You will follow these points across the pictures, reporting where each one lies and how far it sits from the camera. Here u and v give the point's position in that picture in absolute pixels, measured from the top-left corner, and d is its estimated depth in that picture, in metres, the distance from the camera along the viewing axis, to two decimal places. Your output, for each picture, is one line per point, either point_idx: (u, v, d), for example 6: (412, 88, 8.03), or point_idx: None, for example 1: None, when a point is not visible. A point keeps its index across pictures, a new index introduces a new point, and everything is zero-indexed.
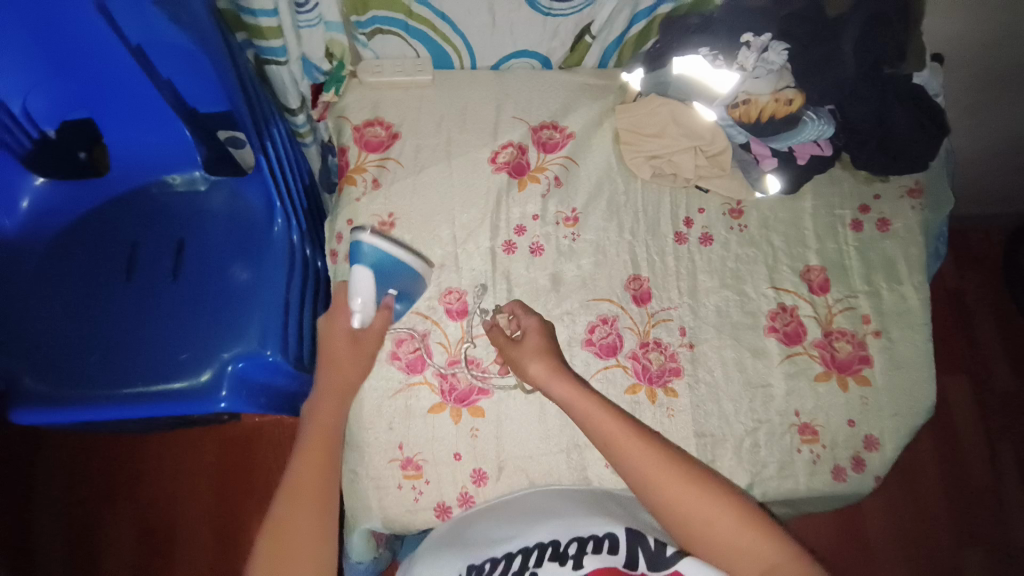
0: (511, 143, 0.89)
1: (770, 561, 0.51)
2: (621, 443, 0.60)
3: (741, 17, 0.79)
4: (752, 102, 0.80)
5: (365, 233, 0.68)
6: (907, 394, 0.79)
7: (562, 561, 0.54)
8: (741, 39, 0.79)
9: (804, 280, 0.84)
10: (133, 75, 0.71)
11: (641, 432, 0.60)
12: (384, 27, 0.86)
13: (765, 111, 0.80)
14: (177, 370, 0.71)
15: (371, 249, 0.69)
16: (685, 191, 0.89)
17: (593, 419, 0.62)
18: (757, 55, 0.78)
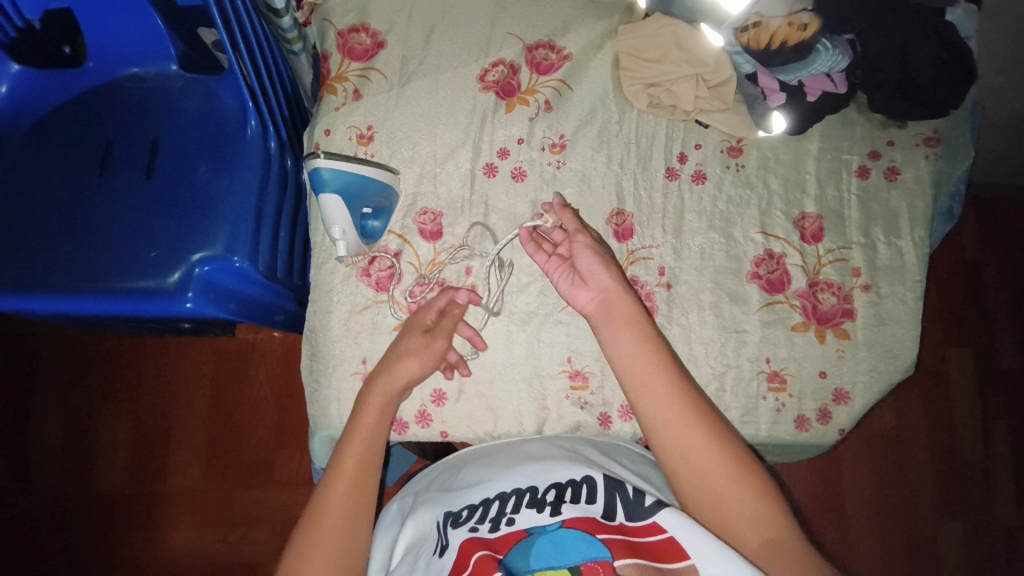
0: (502, 61, 0.84)
1: (764, 536, 0.51)
2: (651, 381, 0.60)
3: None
4: (763, 25, 0.72)
5: (319, 159, 0.71)
6: (887, 351, 0.77)
7: (540, 508, 0.56)
8: None
9: (796, 227, 0.80)
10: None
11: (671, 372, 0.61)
12: None
13: (775, 37, 0.72)
14: (145, 267, 0.71)
15: (331, 172, 0.71)
16: (684, 124, 0.84)
17: (634, 352, 0.62)
18: None
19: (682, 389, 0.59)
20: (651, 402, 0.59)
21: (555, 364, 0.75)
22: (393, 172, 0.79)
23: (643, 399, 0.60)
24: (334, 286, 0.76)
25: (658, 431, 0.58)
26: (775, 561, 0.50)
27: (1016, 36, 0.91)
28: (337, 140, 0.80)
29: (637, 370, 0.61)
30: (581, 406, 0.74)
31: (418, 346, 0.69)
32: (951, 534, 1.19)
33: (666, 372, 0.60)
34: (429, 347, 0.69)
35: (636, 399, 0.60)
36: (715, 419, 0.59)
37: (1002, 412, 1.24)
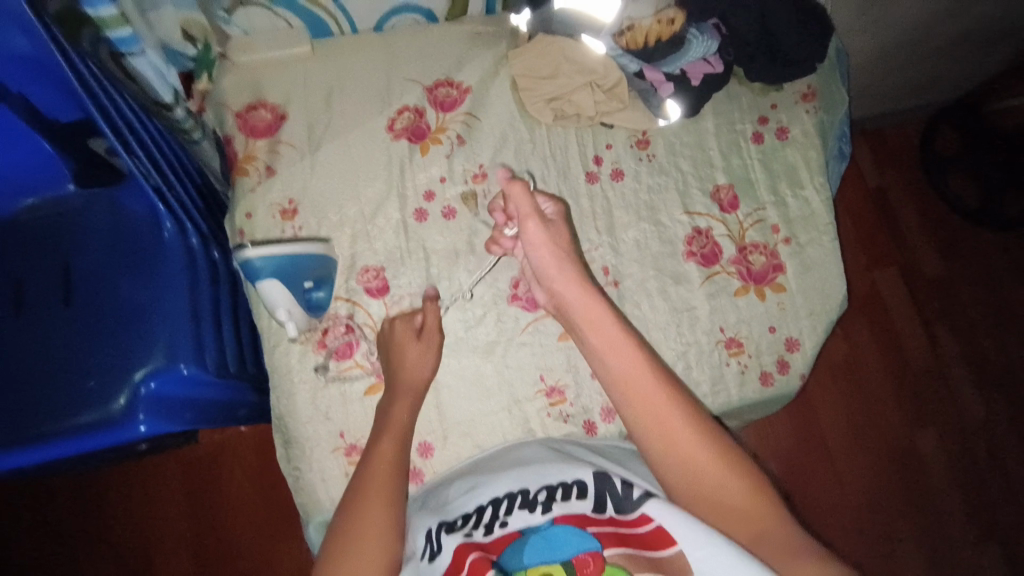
0: (406, 107, 0.86)
1: (759, 535, 0.51)
2: (632, 384, 0.57)
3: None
4: (636, 26, 0.81)
5: (249, 250, 0.70)
6: (821, 293, 0.83)
7: (532, 509, 0.57)
8: None
9: (715, 201, 0.86)
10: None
11: (652, 367, 0.58)
12: None
13: (650, 35, 0.81)
14: (85, 401, 0.68)
15: (262, 260, 0.70)
16: (592, 129, 0.88)
17: (603, 357, 0.60)
18: None
19: (668, 390, 0.57)
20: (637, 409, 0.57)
21: (529, 386, 0.76)
22: (326, 241, 0.78)
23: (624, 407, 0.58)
24: (292, 365, 0.74)
25: (646, 436, 0.56)
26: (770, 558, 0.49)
27: None
28: (262, 220, 0.79)
29: (624, 375, 0.58)
30: (565, 420, 0.76)
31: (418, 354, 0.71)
32: (928, 440, 1.28)
33: (653, 373, 0.57)
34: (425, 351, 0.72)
35: (621, 404, 0.58)
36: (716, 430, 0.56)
37: (938, 317, 1.35)
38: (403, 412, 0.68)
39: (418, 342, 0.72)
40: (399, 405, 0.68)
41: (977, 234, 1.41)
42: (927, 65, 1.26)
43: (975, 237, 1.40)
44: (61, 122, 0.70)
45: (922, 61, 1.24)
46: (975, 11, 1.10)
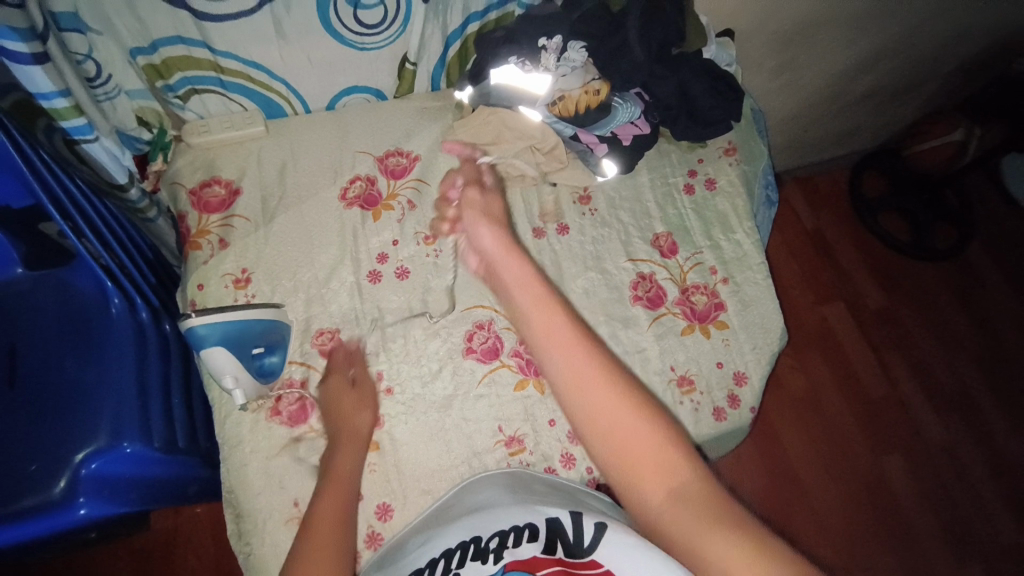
0: (358, 177, 0.90)
1: (674, 491, 0.50)
2: (552, 338, 0.58)
3: (534, 24, 0.87)
4: (566, 97, 0.88)
5: (193, 318, 0.70)
6: (761, 327, 0.87)
7: (483, 559, 0.55)
8: (538, 43, 0.86)
9: (655, 247, 0.91)
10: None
11: (608, 370, 0.56)
12: (198, 86, 0.83)
13: (579, 104, 0.88)
14: (19, 489, 0.64)
15: (206, 328, 0.71)
16: (536, 188, 0.95)
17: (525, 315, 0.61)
18: (556, 56, 0.86)
19: (634, 402, 0.54)
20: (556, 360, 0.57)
21: (488, 438, 0.76)
22: (279, 306, 0.79)
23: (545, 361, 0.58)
24: (244, 435, 0.72)
25: (566, 389, 0.56)
26: (682, 518, 0.49)
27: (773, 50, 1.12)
28: (214, 291, 0.79)
29: (544, 328, 0.59)
30: (526, 470, 0.76)
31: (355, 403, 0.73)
32: (896, 467, 1.30)
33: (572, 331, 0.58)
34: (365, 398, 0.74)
35: (543, 356, 0.58)
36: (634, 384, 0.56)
37: (885, 346, 1.42)
38: (348, 463, 0.68)
39: (354, 390, 0.74)
40: (340, 454, 0.68)
41: (908, 267, 1.51)
42: (838, 120, 1.40)
43: (907, 270, 1.50)
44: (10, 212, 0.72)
45: (832, 117, 1.38)
46: (868, 73, 1.26)
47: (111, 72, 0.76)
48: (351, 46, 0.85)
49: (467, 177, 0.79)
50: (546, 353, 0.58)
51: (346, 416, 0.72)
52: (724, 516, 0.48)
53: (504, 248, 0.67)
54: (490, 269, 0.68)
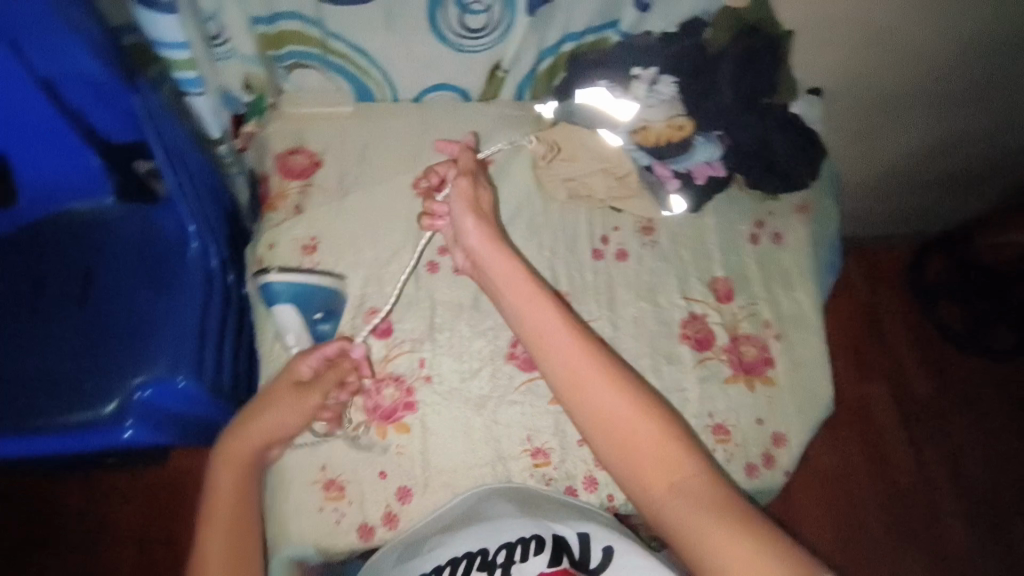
0: (434, 169, 0.92)
1: (673, 480, 0.54)
2: (546, 339, 0.63)
3: (633, 54, 0.87)
4: (648, 129, 0.88)
5: (272, 274, 0.76)
6: (808, 391, 0.85)
7: (490, 572, 0.58)
8: (631, 72, 0.87)
9: (711, 290, 0.91)
10: (39, 95, 0.69)
11: (603, 364, 0.60)
12: (302, 61, 0.88)
13: (660, 137, 0.88)
14: (80, 399, 0.69)
15: (282, 285, 0.76)
16: (601, 212, 0.95)
17: (520, 311, 0.66)
18: (647, 86, 0.87)
19: (629, 393, 0.58)
20: (558, 357, 0.61)
21: (516, 445, 0.76)
22: (341, 277, 0.82)
23: (540, 357, 0.63)
24: None
25: (562, 385, 0.61)
26: (681, 502, 0.52)
27: (859, 114, 1.10)
28: (282, 252, 0.83)
29: (537, 329, 0.64)
30: (547, 483, 0.75)
31: (289, 404, 0.67)
32: (914, 566, 1.24)
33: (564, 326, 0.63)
34: (302, 403, 0.68)
35: (538, 355, 0.63)
36: (622, 372, 0.59)
37: (926, 438, 1.35)
38: (285, 410, 0.67)
39: (296, 388, 0.68)
40: (271, 415, 0.66)
41: (962, 360, 1.44)
42: (912, 197, 1.36)
43: (962, 363, 1.44)
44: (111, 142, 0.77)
45: (907, 192, 1.35)
46: (951, 155, 1.23)
47: (231, 35, 0.82)
48: (451, 48, 0.89)
49: (460, 169, 0.76)
50: (541, 355, 0.63)
51: (266, 406, 0.66)
52: (716, 502, 0.51)
53: (495, 253, 0.71)
54: (477, 269, 0.74)
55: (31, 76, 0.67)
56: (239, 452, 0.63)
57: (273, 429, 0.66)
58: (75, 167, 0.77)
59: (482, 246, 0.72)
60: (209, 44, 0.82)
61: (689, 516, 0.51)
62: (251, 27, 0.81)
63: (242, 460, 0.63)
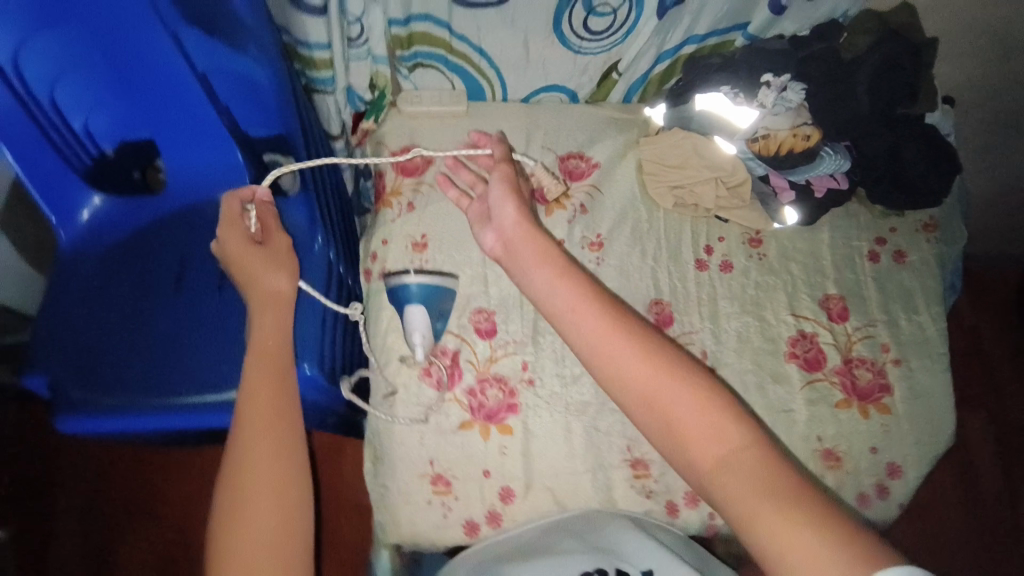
0: (540, 171, 0.93)
1: (720, 453, 0.51)
2: (579, 311, 0.58)
3: (760, 57, 0.84)
4: (772, 137, 0.85)
5: (409, 275, 0.78)
6: (928, 423, 0.80)
7: None
8: (762, 79, 0.84)
9: (824, 309, 0.87)
10: (190, 85, 0.74)
11: (633, 334, 0.57)
12: (425, 62, 0.90)
13: (783, 146, 0.84)
14: (218, 381, 0.75)
15: (416, 287, 0.78)
16: (706, 221, 0.93)
17: (552, 288, 0.61)
18: (776, 93, 0.84)
19: (663, 363, 0.55)
20: (586, 330, 0.57)
21: (615, 453, 0.76)
22: (455, 275, 0.83)
23: (568, 331, 0.59)
24: (398, 386, 0.79)
25: (596, 362, 0.57)
26: (731, 479, 0.49)
27: (994, 124, 1.02)
28: (395, 249, 0.86)
29: (566, 302, 0.59)
30: (647, 496, 0.76)
31: (260, 261, 0.73)
32: None
33: (591, 299, 0.59)
34: (276, 263, 0.74)
35: (565, 328, 0.59)
36: (654, 342, 0.57)
37: None
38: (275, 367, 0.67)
39: (262, 250, 0.74)
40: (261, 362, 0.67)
41: None
42: None
43: None
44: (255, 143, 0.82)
45: None
46: None
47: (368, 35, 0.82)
48: (570, 48, 0.87)
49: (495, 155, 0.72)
50: (576, 326, 0.58)
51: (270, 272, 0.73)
52: (772, 475, 0.48)
53: (524, 232, 0.67)
54: (506, 254, 0.67)
55: (187, 69, 0.72)
56: (263, 403, 0.64)
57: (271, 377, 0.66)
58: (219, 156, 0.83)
59: (517, 231, 0.67)
60: (346, 44, 0.82)
61: (739, 494, 0.48)
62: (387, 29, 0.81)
63: (272, 413, 0.64)
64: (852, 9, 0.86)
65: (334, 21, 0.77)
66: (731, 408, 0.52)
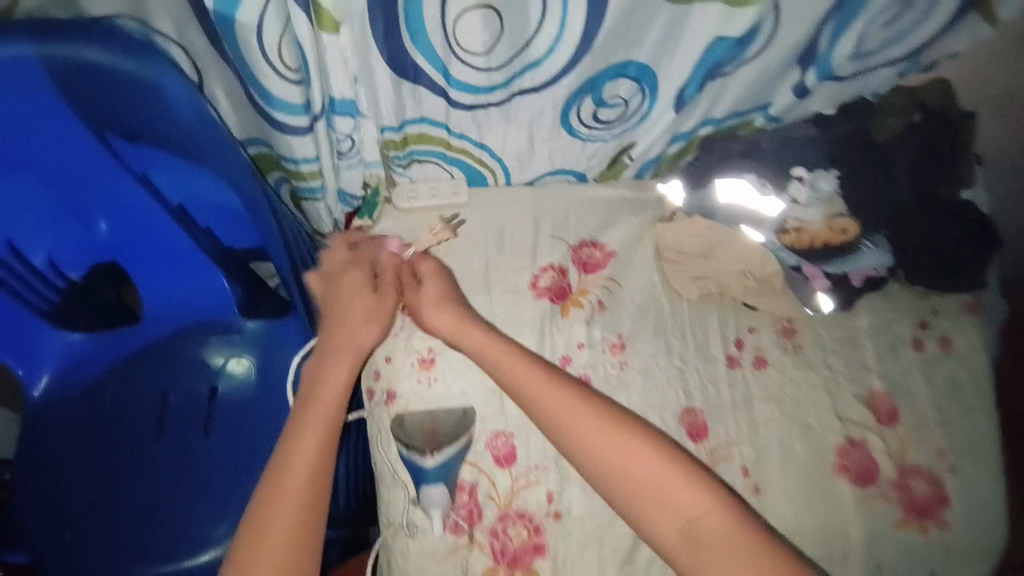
0: (551, 266, 0.87)
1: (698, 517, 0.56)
2: (549, 396, 0.64)
3: (790, 148, 0.78)
4: (804, 229, 0.77)
5: (425, 454, 0.73)
6: (989, 536, 0.75)
7: None
8: (793, 171, 0.78)
9: (872, 413, 0.80)
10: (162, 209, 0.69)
11: (606, 418, 0.62)
12: (421, 158, 0.81)
13: (817, 239, 0.77)
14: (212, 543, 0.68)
15: (433, 465, 0.73)
16: (733, 310, 0.86)
17: (514, 376, 0.66)
18: (809, 188, 0.76)
19: (634, 439, 0.60)
20: (574, 424, 0.62)
21: None
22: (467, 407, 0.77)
23: (540, 417, 0.64)
24: (414, 533, 0.71)
25: (572, 445, 0.61)
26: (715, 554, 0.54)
27: None
28: (400, 370, 0.78)
29: (534, 389, 0.65)
30: None
31: (371, 307, 0.70)
32: None
33: (560, 383, 0.64)
34: (381, 307, 0.71)
35: (538, 415, 0.64)
36: (624, 420, 0.62)
37: None
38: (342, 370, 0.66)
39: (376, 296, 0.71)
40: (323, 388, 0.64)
41: None
42: None
43: None
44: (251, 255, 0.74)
45: None
46: None
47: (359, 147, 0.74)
48: (577, 138, 0.80)
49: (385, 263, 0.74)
50: (549, 411, 0.63)
51: (348, 301, 0.70)
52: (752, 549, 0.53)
53: (463, 330, 0.71)
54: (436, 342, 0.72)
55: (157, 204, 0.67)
56: (307, 445, 0.59)
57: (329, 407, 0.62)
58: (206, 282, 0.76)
59: (454, 333, 0.71)
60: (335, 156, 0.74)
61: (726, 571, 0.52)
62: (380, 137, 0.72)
63: (303, 459, 0.58)
64: (879, 89, 0.78)
65: (324, 135, 0.69)
66: (704, 479, 0.58)
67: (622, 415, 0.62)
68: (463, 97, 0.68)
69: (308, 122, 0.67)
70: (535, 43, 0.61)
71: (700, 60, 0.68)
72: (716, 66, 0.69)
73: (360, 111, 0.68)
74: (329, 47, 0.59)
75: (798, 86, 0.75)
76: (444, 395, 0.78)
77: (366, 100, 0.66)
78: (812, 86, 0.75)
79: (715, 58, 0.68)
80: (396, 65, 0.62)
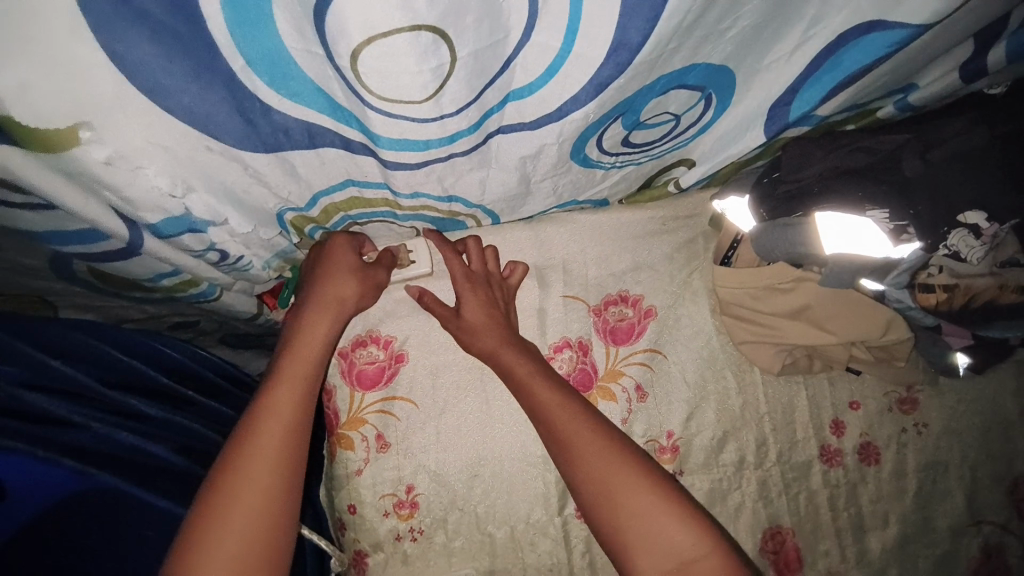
0: (566, 342, 0.61)
1: None
2: (550, 408, 0.49)
3: (955, 178, 0.45)
4: (958, 289, 0.49)
5: None
6: None
7: None
8: (960, 218, 0.45)
9: (1017, 511, 0.62)
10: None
11: (611, 449, 0.46)
12: (363, 220, 0.54)
13: (974, 301, 0.49)
14: None
15: None
16: (827, 378, 0.62)
17: (523, 389, 0.51)
18: (985, 243, 0.45)
19: (643, 474, 0.45)
20: (571, 449, 0.47)
21: None
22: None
23: (543, 433, 0.49)
24: None
25: (570, 472, 0.46)
26: None
27: None
28: (372, 521, 0.59)
29: (532, 406, 0.50)
30: None
31: (343, 277, 0.53)
32: None
33: (579, 400, 0.50)
34: (371, 279, 0.55)
35: (540, 435, 0.49)
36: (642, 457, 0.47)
37: None
38: (315, 347, 0.51)
39: (364, 267, 0.55)
40: (276, 398, 0.47)
41: None
42: None
43: None
44: (129, 398, 0.56)
45: None
46: None
47: (240, 251, 0.50)
48: (599, 168, 0.51)
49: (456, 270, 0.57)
50: (549, 430, 0.48)
51: (330, 270, 0.53)
52: None
53: (514, 350, 0.54)
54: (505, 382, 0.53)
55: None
56: (272, 433, 0.45)
57: (287, 415, 0.46)
58: (16, 462, 0.43)
59: (492, 358, 0.55)
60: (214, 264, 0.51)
61: None
62: (274, 228, 0.48)
63: (280, 421, 0.46)
64: None
65: (169, 252, 0.46)
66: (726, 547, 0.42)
67: (608, 422, 0.49)
68: (409, 156, 0.40)
69: (129, 247, 0.45)
70: (522, 62, 0.33)
71: (822, 52, 0.39)
72: (855, 73, 0.41)
73: (203, 221, 0.43)
74: (79, 162, 0.34)
75: (971, 65, 0.46)
76: (452, 545, 0.60)
77: (216, 200, 0.41)
78: (993, 70, 0.47)
79: (851, 62, 0.40)
80: (254, 132, 0.35)
